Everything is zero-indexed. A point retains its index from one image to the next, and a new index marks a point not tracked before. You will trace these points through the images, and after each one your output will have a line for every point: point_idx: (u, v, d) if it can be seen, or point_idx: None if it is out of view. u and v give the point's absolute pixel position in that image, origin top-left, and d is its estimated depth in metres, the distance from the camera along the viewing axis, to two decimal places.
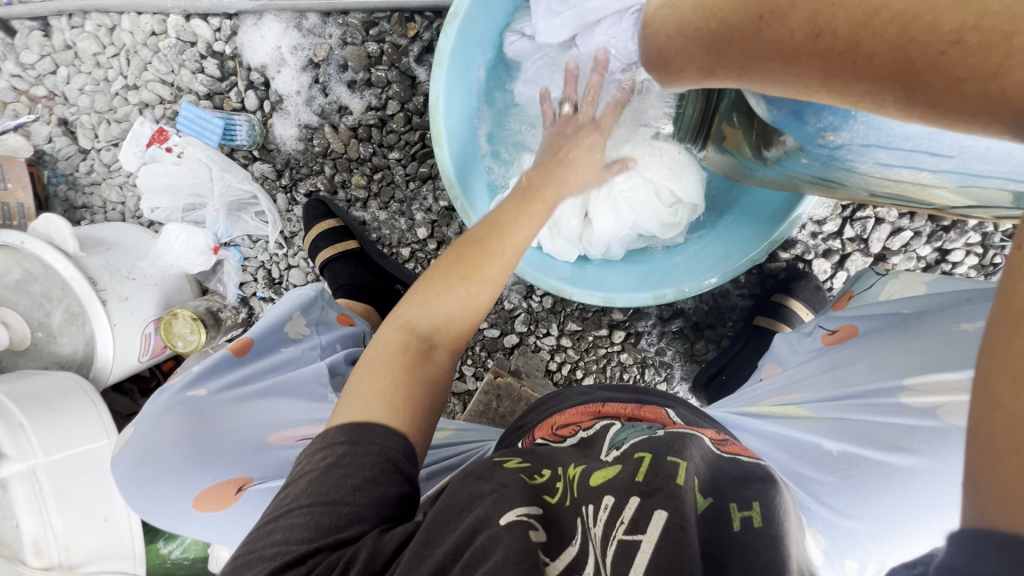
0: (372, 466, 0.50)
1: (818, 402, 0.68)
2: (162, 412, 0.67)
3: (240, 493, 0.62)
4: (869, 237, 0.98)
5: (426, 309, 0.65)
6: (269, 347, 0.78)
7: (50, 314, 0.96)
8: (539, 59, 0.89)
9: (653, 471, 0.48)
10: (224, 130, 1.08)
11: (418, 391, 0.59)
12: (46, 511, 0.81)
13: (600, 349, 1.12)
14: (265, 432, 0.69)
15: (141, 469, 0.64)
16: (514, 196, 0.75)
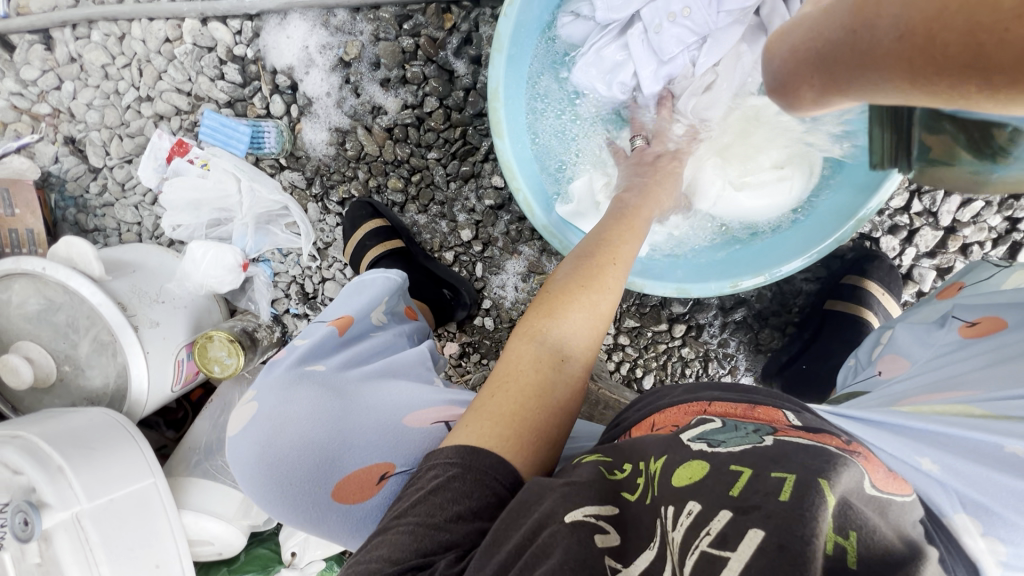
0: (481, 494, 0.48)
1: (990, 398, 0.60)
2: (284, 388, 0.59)
3: (383, 482, 0.53)
4: (938, 210, 0.95)
5: (552, 324, 0.61)
6: (365, 329, 0.71)
7: (77, 345, 0.88)
8: (601, 39, 0.82)
9: (753, 486, 0.37)
10: (252, 137, 1.04)
11: (546, 410, 0.55)
12: (95, 563, 0.73)
13: (660, 345, 1.07)
14: (401, 412, 0.57)
15: (264, 455, 0.55)
16: (611, 213, 0.75)
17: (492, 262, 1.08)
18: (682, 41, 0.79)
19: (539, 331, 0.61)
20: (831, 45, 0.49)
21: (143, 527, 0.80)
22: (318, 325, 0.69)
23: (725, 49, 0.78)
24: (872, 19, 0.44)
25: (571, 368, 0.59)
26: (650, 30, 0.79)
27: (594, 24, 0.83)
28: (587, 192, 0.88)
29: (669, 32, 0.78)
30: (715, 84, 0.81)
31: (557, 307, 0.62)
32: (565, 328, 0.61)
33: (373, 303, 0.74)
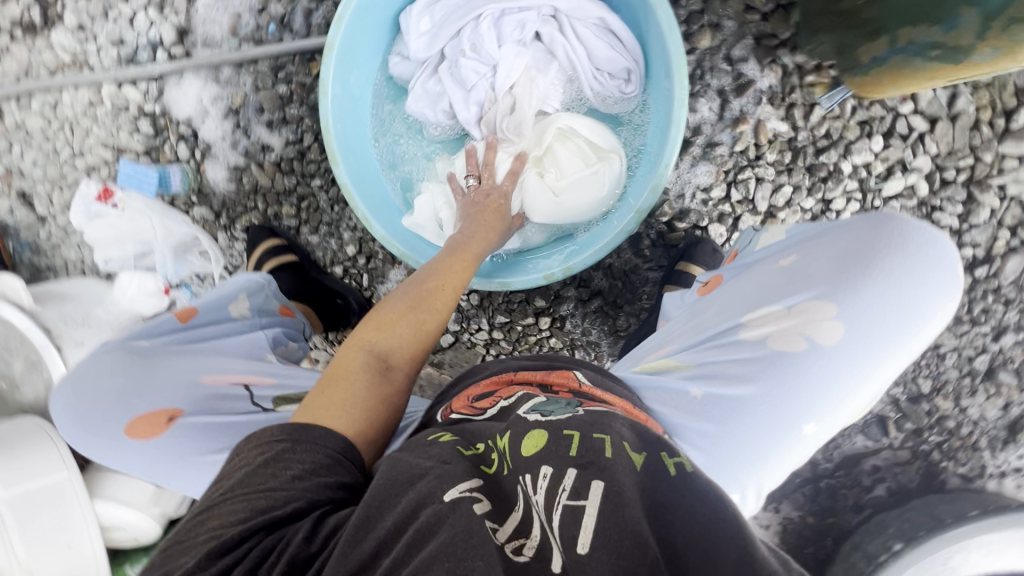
0: (314, 456, 0.54)
1: (684, 349, 0.68)
2: (110, 357, 0.76)
3: (171, 422, 0.70)
4: (755, 197, 1.05)
5: (379, 336, 0.69)
6: (212, 315, 0.86)
7: (12, 365, 1.06)
8: (421, 74, 0.99)
9: (583, 443, 0.47)
10: (160, 179, 1.21)
11: (374, 404, 0.62)
12: (10, 541, 0.88)
13: (530, 337, 1.18)
14: (200, 374, 0.76)
15: (81, 398, 0.73)
16: (444, 256, 0.82)
17: (376, 272, 1.21)
18: (478, 70, 0.97)
19: (367, 342, 0.68)
20: None
21: (56, 515, 0.93)
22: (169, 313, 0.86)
23: (516, 73, 0.96)
24: None
25: (394, 373, 0.67)
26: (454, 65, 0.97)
27: (415, 63, 1.00)
28: (428, 208, 1.00)
29: (465, 64, 0.96)
30: (516, 104, 0.97)
31: (386, 322, 0.70)
32: (392, 340, 0.69)
33: (231, 297, 0.89)
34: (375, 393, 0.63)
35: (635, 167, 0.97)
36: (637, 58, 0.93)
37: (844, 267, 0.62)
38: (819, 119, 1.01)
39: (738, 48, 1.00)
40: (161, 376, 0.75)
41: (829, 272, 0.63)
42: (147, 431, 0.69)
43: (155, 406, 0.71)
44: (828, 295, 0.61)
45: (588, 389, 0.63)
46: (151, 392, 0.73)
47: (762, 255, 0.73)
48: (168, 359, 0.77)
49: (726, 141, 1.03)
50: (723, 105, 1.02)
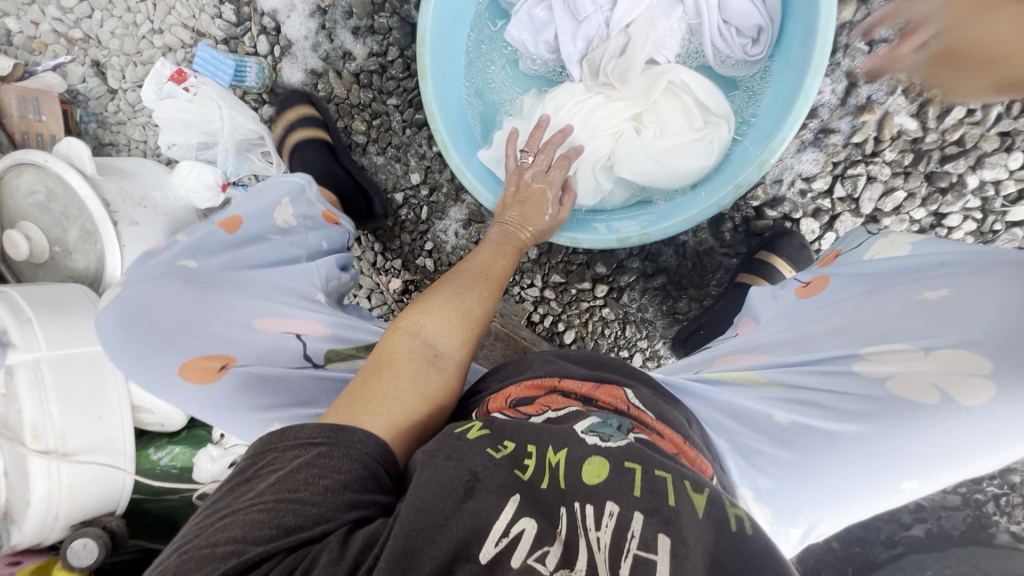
0: (352, 467, 0.49)
1: (776, 368, 0.68)
2: (155, 276, 0.74)
3: (225, 369, 0.68)
4: (860, 197, 0.96)
5: (426, 319, 0.67)
6: (258, 226, 0.83)
7: (68, 231, 1.05)
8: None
9: (648, 483, 0.45)
10: (235, 70, 1.17)
11: (416, 399, 0.59)
12: (46, 402, 0.88)
13: (583, 303, 1.13)
14: (246, 313, 0.74)
15: (128, 329, 0.69)
16: (495, 239, 0.83)
17: (437, 207, 1.16)
18: (596, 1, 0.91)
19: (412, 326, 0.66)
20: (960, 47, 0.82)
21: (93, 382, 0.93)
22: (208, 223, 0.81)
23: (637, 10, 0.89)
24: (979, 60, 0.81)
25: (441, 364, 0.64)
26: None
27: None
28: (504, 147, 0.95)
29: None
30: (628, 45, 0.90)
31: (431, 308, 0.68)
32: (436, 326, 0.66)
33: (274, 205, 0.85)
34: (422, 384, 0.60)
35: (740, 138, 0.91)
36: (772, 17, 0.88)
37: (1006, 323, 0.55)
38: (955, 123, 0.91)
39: (883, 26, 0.89)
40: (209, 308, 0.73)
41: (983, 320, 0.57)
42: (201, 375, 0.68)
43: (206, 350, 0.69)
44: (975, 348, 0.56)
45: (638, 413, 0.58)
46: (200, 330, 0.71)
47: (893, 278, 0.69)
48: (223, 291, 0.75)
49: (844, 130, 0.94)
50: (849, 90, 0.93)
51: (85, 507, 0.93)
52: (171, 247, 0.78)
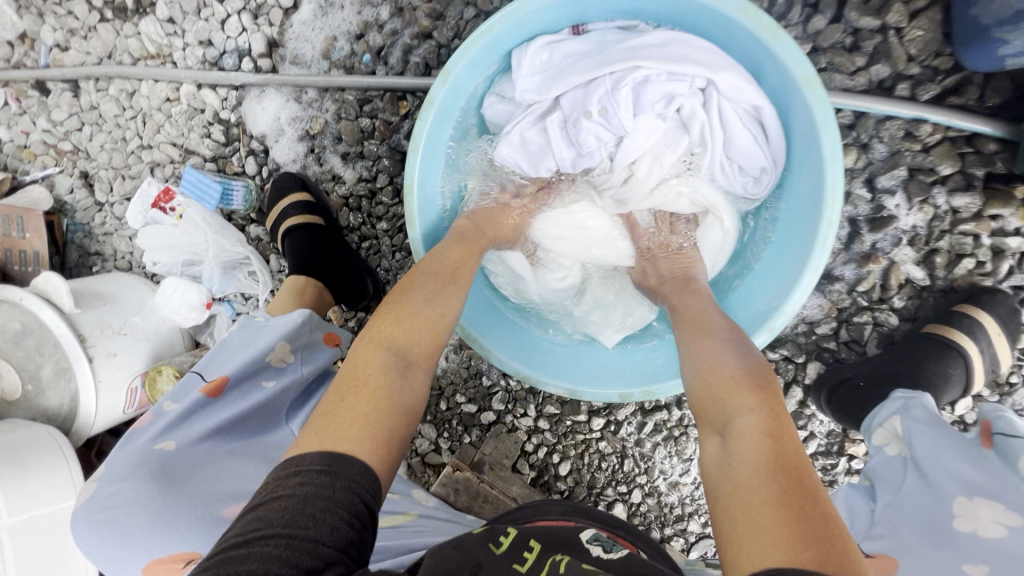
0: (351, 502, 0.52)
1: None
2: (127, 470, 0.71)
3: (186, 566, 0.64)
4: (867, 342, 0.91)
5: (397, 330, 0.65)
6: (244, 378, 0.81)
7: (41, 367, 1.00)
8: (525, 118, 0.91)
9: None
10: (221, 194, 1.13)
11: (395, 420, 0.60)
12: (4, 574, 0.83)
13: (578, 435, 1.08)
14: (221, 504, 0.69)
15: (100, 534, 0.67)
16: (451, 237, 0.82)
17: None
18: (600, 136, 0.91)
19: (384, 338, 0.65)
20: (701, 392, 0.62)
21: (57, 544, 0.88)
22: (197, 380, 0.81)
23: (641, 149, 0.90)
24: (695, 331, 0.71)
25: (415, 372, 0.65)
26: (569, 122, 0.90)
27: (517, 104, 0.92)
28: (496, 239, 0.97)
29: (586, 127, 0.89)
30: (631, 178, 0.93)
31: (403, 317, 0.66)
32: (410, 338, 0.66)
33: (268, 348, 0.82)
34: (398, 398, 0.61)
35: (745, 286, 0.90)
36: (775, 159, 0.86)
37: None
38: (965, 273, 0.86)
39: (886, 176, 0.86)
40: (172, 508, 0.67)
41: None
42: (167, 575, 0.64)
43: (166, 550, 0.65)
44: None
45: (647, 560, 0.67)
46: (154, 533, 0.66)
47: (932, 531, 0.62)
48: (189, 477, 0.71)
49: (848, 278, 0.90)
50: (852, 236, 0.89)
51: None
52: (158, 416, 0.78)
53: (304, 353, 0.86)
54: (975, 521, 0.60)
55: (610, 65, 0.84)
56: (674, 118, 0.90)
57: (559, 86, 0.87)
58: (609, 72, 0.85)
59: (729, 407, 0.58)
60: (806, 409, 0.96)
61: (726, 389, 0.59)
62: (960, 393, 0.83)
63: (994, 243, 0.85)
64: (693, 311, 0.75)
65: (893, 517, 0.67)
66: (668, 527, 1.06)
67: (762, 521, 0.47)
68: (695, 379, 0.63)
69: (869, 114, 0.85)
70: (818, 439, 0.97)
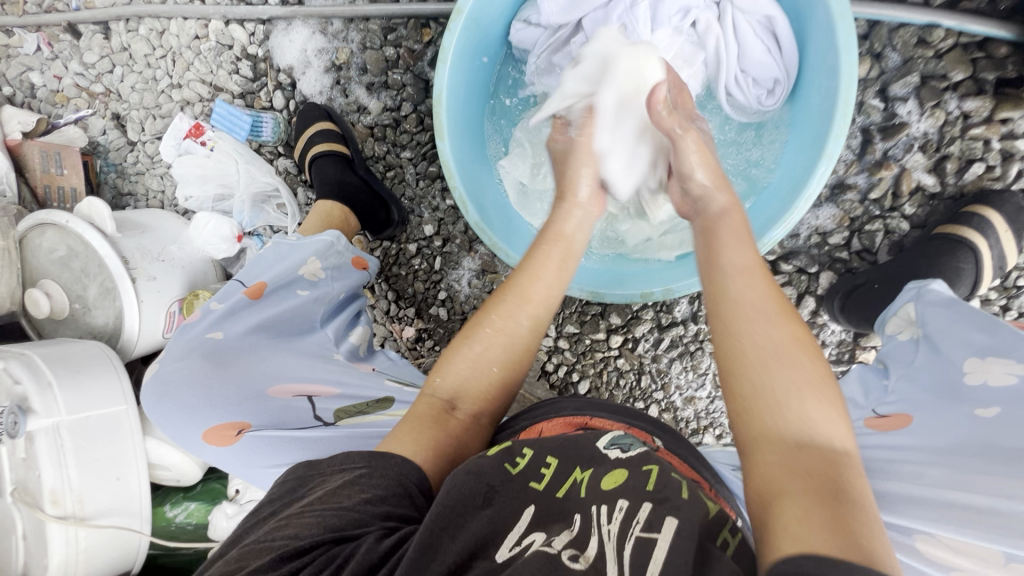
0: (387, 484, 0.55)
1: (893, 495, 0.62)
2: (182, 353, 0.75)
3: (240, 435, 0.69)
4: (879, 250, 0.94)
5: (455, 375, 0.68)
6: (281, 286, 0.84)
7: (87, 288, 1.06)
8: (550, 41, 0.93)
9: (662, 481, 0.55)
10: (252, 126, 1.19)
11: (445, 448, 0.62)
12: (65, 466, 0.88)
13: (597, 353, 1.12)
14: (268, 383, 0.75)
15: (162, 405, 0.71)
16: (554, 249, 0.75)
17: (450, 257, 1.17)
18: None
19: (437, 384, 0.68)
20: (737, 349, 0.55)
21: (111, 443, 0.94)
22: (238, 287, 0.83)
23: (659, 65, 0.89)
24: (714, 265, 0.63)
25: (463, 413, 0.66)
26: (590, 42, 0.91)
27: (542, 30, 0.94)
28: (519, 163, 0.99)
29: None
30: None
31: (454, 353, 0.70)
32: (455, 373, 0.69)
33: (300, 262, 0.86)
34: (444, 439, 0.62)
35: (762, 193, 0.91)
36: (788, 69, 0.88)
37: None
38: (975, 178, 0.89)
39: (898, 84, 0.88)
40: (227, 383, 0.72)
41: None
42: (221, 443, 0.69)
43: (224, 419, 0.70)
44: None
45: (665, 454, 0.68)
46: (214, 404, 0.70)
47: (943, 388, 0.66)
48: (239, 362, 0.76)
49: (861, 186, 0.93)
50: (865, 145, 0.92)
51: (100, 570, 0.93)
52: (204, 316, 0.80)
53: (335, 270, 0.89)
54: (987, 374, 0.63)
55: None
56: (690, 33, 0.90)
57: (583, 5, 0.90)
58: None
59: (772, 372, 0.53)
60: (818, 319, 1.00)
61: (755, 359, 0.54)
62: (970, 290, 0.86)
63: (1005, 147, 0.87)
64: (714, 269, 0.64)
65: (904, 387, 0.71)
66: None
67: (807, 515, 0.43)
68: (728, 336, 0.57)
69: (883, 22, 0.87)
70: (829, 348, 1.01)
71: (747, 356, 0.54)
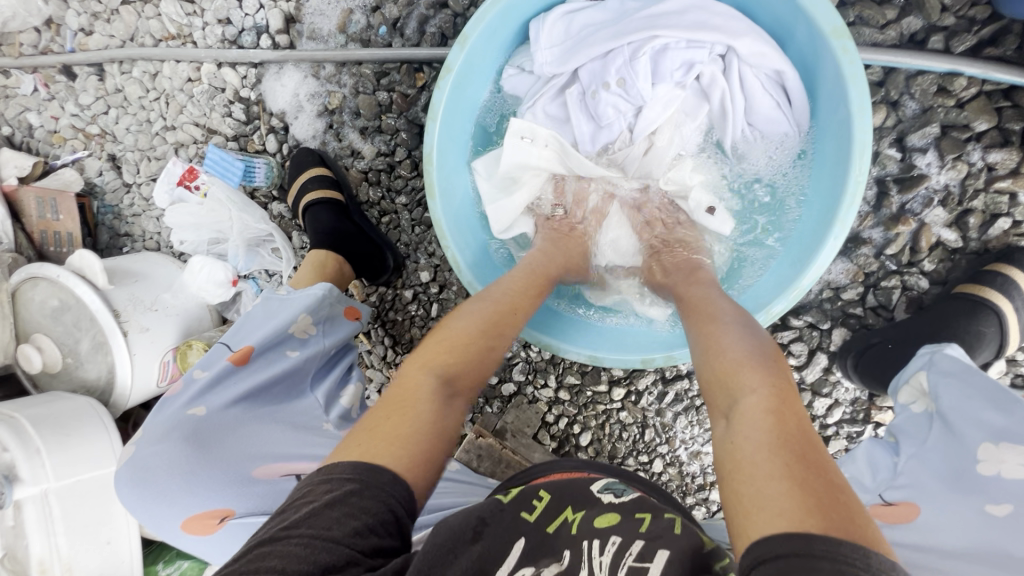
0: (379, 510, 0.50)
1: None
2: (161, 434, 0.72)
3: (223, 523, 0.69)
4: (895, 307, 0.89)
5: (448, 357, 0.65)
6: (268, 348, 0.81)
7: (79, 342, 1.04)
8: (545, 91, 0.90)
9: (655, 525, 0.59)
10: (245, 171, 1.15)
11: (434, 435, 0.58)
12: (53, 533, 0.87)
13: (599, 405, 1.08)
14: (251, 464, 0.73)
15: (140, 491, 0.69)
16: (521, 273, 0.79)
17: (447, 305, 1.13)
18: (619, 108, 0.87)
19: (422, 369, 0.64)
20: (712, 365, 0.59)
21: (101, 507, 0.92)
22: (225, 350, 0.80)
23: (659, 119, 0.86)
24: (696, 312, 0.68)
25: (456, 402, 0.63)
26: (586, 95, 0.88)
27: (536, 79, 0.91)
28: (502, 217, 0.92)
29: (605, 99, 0.86)
30: (654, 146, 0.89)
31: (441, 350, 0.66)
32: (447, 360, 0.65)
33: (290, 319, 0.83)
34: (431, 426, 0.58)
35: (772, 256, 0.87)
36: (799, 124, 0.84)
37: None
38: (1000, 233, 0.84)
39: (916, 134, 0.83)
40: (207, 467, 0.70)
41: None
42: (202, 531, 0.69)
43: (206, 506, 0.69)
44: None
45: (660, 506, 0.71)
46: (195, 492, 0.68)
47: (953, 478, 0.65)
48: (224, 440, 0.73)
49: (876, 241, 0.88)
50: (880, 198, 0.87)
51: None
52: (187, 385, 0.78)
53: (327, 324, 0.86)
54: (999, 464, 0.61)
55: (622, 36, 0.82)
56: (693, 87, 0.87)
57: (578, 56, 0.85)
58: (621, 44, 0.83)
59: (733, 381, 0.55)
60: (831, 377, 0.95)
61: (730, 374, 0.56)
62: (992, 355, 0.81)
63: None
64: (705, 303, 0.69)
65: (919, 471, 0.68)
66: (690, 496, 1.06)
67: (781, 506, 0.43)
68: (702, 360, 0.61)
69: (899, 69, 0.82)
70: (843, 407, 0.95)
71: (713, 372, 0.58)
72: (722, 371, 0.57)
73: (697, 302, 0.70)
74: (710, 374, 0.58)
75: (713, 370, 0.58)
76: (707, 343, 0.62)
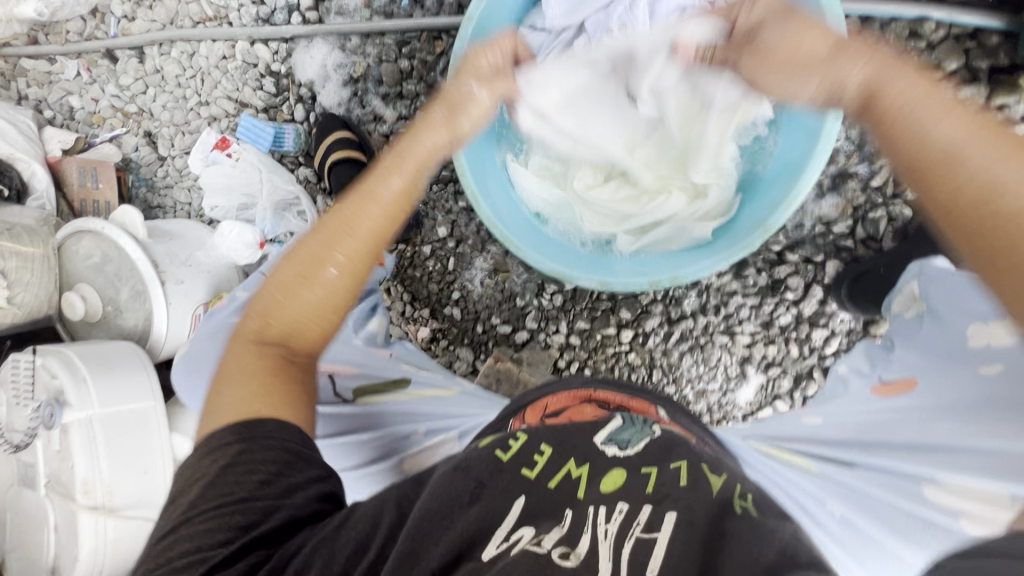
0: (276, 454, 0.55)
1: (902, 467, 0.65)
2: (211, 333, 0.79)
3: None
4: (882, 236, 0.96)
5: (279, 322, 0.65)
6: None
7: (119, 291, 1.11)
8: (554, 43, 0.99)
9: (660, 482, 0.54)
10: (274, 137, 1.25)
11: (298, 396, 0.63)
12: (97, 457, 0.92)
13: (608, 349, 1.14)
14: None
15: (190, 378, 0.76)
16: (353, 197, 0.70)
17: (463, 258, 1.20)
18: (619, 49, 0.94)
19: (262, 334, 0.64)
20: (956, 163, 0.65)
21: (140, 437, 0.97)
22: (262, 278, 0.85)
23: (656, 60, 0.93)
24: (893, 119, 0.70)
25: (298, 359, 0.66)
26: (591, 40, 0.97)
27: (547, 34, 1.01)
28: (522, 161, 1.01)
29: (608, 42, 0.94)
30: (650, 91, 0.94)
31: (290, 294, 0.65)
32: (296, 313, 0.65)
33: None
34: (292, 389, 0.63)
35: (765, 186, 0.94)
36: None
37: None
38: None
39: None
40: None
41: None
42: None
43: None
44: None
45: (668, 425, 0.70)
46: None
47: (951, 355, 0.69)
48: None
49: (862, 175, 0.95)
50: (863, 136, 0.94)
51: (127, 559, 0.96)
52: (233, 301, 0.83)
53: None
54: (988, 335, 0.66)
55: None
56: None
57: (585, 7, 0.97)
58: None
59: (978, 158, 0.64)
60: (827, 308, 1.02)
61: (966, 186, 0.63)
62: None
63: None
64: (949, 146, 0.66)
65: (908, 354, 0.75)
66: None
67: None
68: (909, 145, 0.69)
69: (875, 18, 0.91)
70: (839, 337, 1.03)
71: (959, 162, 0.64)
72: (948, 162, 0.65)
73: (885, 99, 0.70)
74: (951, 158, 0.65)
75: (938, 166, 0.66)
76: (916, 152, 0.68)
